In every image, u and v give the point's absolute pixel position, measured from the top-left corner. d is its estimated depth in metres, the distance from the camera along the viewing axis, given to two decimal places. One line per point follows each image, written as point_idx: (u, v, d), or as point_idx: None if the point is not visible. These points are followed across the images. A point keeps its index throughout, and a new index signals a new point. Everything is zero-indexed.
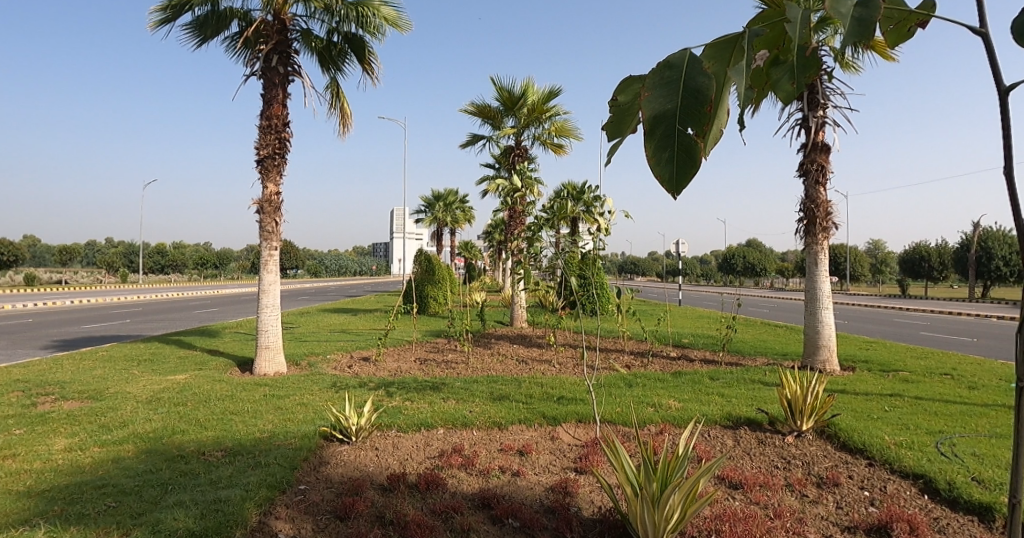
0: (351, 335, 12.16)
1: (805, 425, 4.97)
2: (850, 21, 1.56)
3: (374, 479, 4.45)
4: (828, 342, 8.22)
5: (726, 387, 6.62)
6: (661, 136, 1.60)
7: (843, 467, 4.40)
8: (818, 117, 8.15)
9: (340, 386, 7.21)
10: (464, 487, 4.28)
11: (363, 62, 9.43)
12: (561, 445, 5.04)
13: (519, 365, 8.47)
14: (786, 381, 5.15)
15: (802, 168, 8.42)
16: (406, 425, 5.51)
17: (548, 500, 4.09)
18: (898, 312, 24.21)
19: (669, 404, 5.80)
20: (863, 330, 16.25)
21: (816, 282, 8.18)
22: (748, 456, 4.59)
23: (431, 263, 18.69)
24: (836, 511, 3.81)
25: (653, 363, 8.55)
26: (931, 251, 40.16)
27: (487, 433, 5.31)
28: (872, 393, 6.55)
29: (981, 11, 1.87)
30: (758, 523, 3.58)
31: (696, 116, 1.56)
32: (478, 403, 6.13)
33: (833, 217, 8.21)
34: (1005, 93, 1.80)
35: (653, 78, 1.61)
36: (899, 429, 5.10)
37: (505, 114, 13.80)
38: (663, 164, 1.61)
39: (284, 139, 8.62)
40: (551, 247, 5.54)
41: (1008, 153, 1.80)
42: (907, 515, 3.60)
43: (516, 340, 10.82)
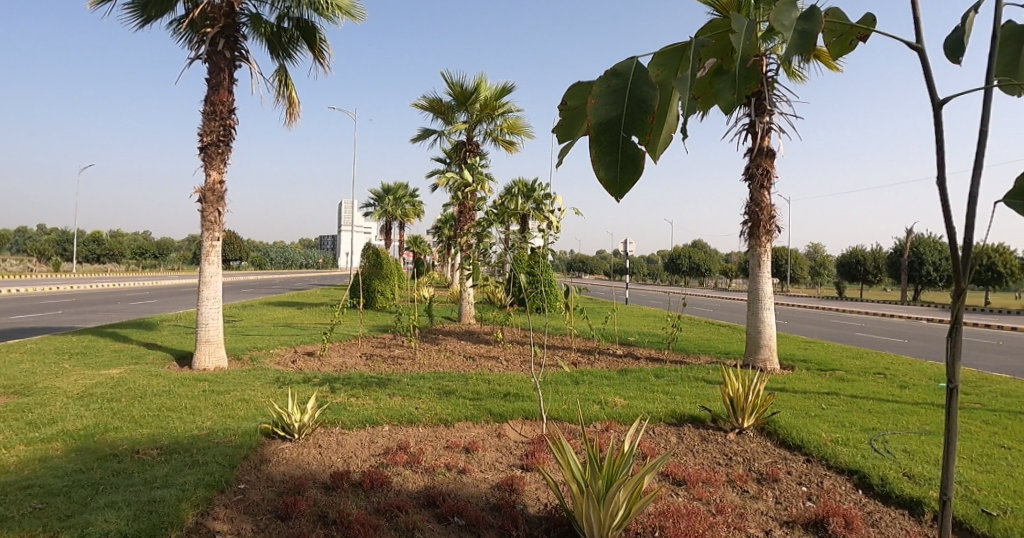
0: (295, 330, 11.86)
1: (746, 422, 5.07)
2: (794, 33, 1.74)
3: (316, 477, 4.36)
4: (768, 342, 8.45)
5: (670, 385, 6.74)
6: (610, 142, 1.88)
7: (782, 463, 4.50)
8: (764, 123, 8.33)
9: (283, 382, 7.02)
10: (409, 486, 4.22)
11: (315, 50, 9.21)
12: (507, 442, 4.97)
13: (466, 361, 8.42)
14: (728, 378, 5.23)
15: (747, 172, 8.61)
16: (351, 421, 5.37)
17: (493, 497, 4.07)
18: (834, 313, 25.22)
19: (614, 401, 5.86)
20: (803, 331, 16.89)
21: (758, 282, 8.40)
22: (691, 453, 4.63)
23: (378, 257, 18.31)
24: (775, 506, 3.93)
25: (599, 361, 8.64)
26: (866, 256, 41.90)
27: (433, 430, 5.23)
28: (810, 390, 6.79)
29: (916, 25, 2.00)
30: (700, 519, 3.68)
31: (640, 124, 1.84)
32: (425, 399, 6.06)
33: (776, 221, 8.44)
34: (938, 104, 1.94)
35: (602, 86, 1.87)
36: (835, 426, 5.28)
37: (457, 109, 13.69)
38: (611, 167, 1.91)
39: (229, 127, 8.34)
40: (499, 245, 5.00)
41: (941, 162, 1.91)
42: (842, 510, 3.76)
43: (464, 336, 10.78)
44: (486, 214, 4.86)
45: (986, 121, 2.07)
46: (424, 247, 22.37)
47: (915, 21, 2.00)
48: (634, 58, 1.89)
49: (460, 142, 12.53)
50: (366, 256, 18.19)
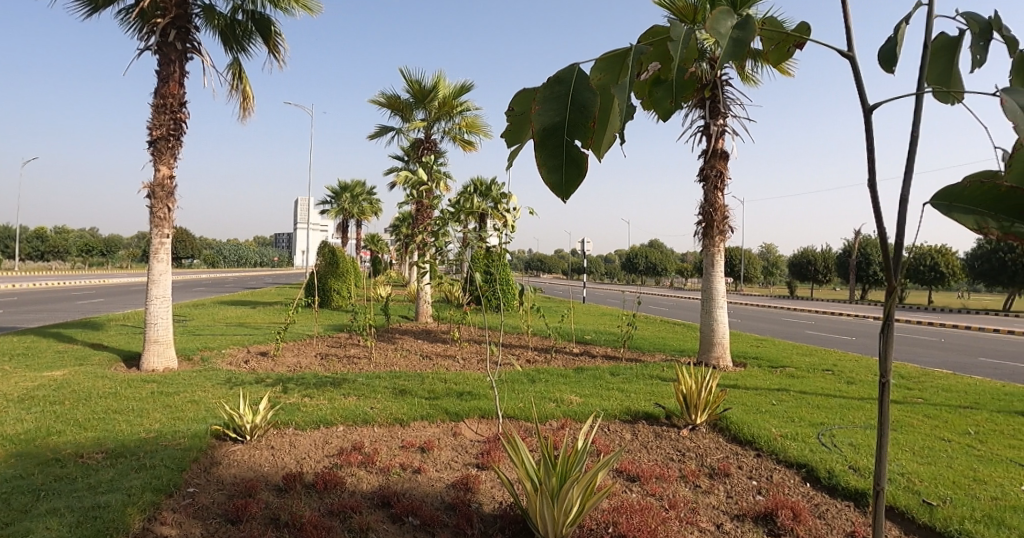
0: (248, 329, 11.59)
1: (699, 418, 5.15)
2: (728, 41, 1.75)
3: (268, 480, 4.27)
4: (721, 340, 8.63)
5: (626, 383, 6.82)
6: (552, 147, 1.90)
7: (733, 459, 4.60)
8: (718, 125, 8.51)
9: (235, 382, 6.86)
10: (363, 486, 4.16)
11: (270, 43, 9.05)
12: (463, 441, 4.95)
13: (422, 360, 8.36)
14: (681, 376, 5.30)
15: (702, 173, 8.77)
16: (304, 422, 5.27)
17: (448, 496, 4.04)
18: (784, 312, 25.95)
19: (570, 399, 5.89)
20: (754, 329, 17.35)
21: (711, 282, 8.55)
22: (644, 450, 4.69)
23: (334, 256, 18.12)
24: (726, 500, 4.01)
25: (556, 359, 8.69)
26: (816, 256, 43.17)
27: (389, 429, 5.18)
28: (761, 387, 6.96)
29: (849, 33, 2.09)
30: (653, 515, 3.73)
31: (582, 129, 1.86)
32: (380, 399, 5.99)
33: (728, 222, 8.64)
34: (868, 110, 2.03)
35: (545, 92, 1.89)
36: (784, 421, 5.42)
37: (415, 106, 13.60)
38: (553, 170, 1.92)
39: (179, 120, 8.12)
40: (457, 244, 4.81)
41: (872, 166, 1.99)
42: (790, 502, 3.86)
43: (421, 335, 10.71)
44: (442, 213, 4.78)
45: (915, 127, 2.16)
46: (381, 246, 22.18)
47: (847, 30, 2.10)
48: (576, 65, 1.93)
49: (419, 140, 12.45)
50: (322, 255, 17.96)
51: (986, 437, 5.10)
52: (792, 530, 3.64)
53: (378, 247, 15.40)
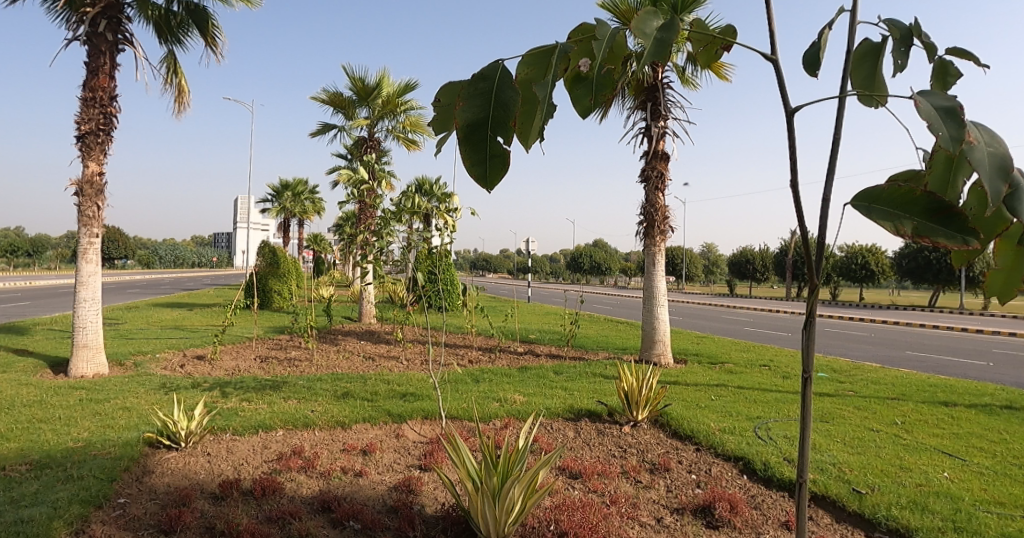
0: (184, 332, 11.21)
1: (640, 415, 5.22)
2: (652, 41, 1.75)
3: (204, 487, 4.12)
4: (663, 338, 8.80)
5: (569, 381, 6.88)
6: (476, 143, 1.85)
7: (673, 454, 4.68)
8: (659, 127, 8.67)
9: (169, 387, 6.62)
10: (303, 491, 4.06)
11: (207, 36, 8.81)
12: (406, 442, 4.90)
13: (365, 362, 8.26)
14: (623, 373, 5.36)
15: (643, 174, 8.93)
16: (242, 427, 5.12)
17: (390, 499, 3.98)
18: (722, 309, 26.81)
19: (513, 398, 5.90)
20: (695, 326, 17.86)
21: (653, 280, 8.71)
22: (587, 447, 4.73)
23: (275, 256, 17.78)
24: (666, 494, 4.07)
25: (500, 359, 8.71)
26: (754, 255, 44.67)
27: (330, 433, 5.08)
28: (700, 383, 7.12)
29: (772, 37, 2.15)
30: (594, 510, 3.76)
31: (504, 127, 1.82)
32: (322, 402, 5.88)
33: (670, 222, 8.81)
34: (789, 112, 2.08)
35: (469, 89, 1.83)
36: (722, 416, 5.55)
37: (358, 104, 13.46)
38: (476, 166, 1.87)
39: (109, 115, 7.81)
40: (401, 245, 4.77)
41: (793, 166, 2.05)
42: (727, 495, 3.94)
43: (364, 336, 10.60)
44: (385, 213, 4.73)
45: (837, 129, 2.21)
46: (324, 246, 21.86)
47: (771, 33, 2.15)
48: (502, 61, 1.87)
49: (362, 139, 12.31)
50: (262, 255, 17.58)
51: (911, 426, 5.35)
52: (729, 522, 3.72)
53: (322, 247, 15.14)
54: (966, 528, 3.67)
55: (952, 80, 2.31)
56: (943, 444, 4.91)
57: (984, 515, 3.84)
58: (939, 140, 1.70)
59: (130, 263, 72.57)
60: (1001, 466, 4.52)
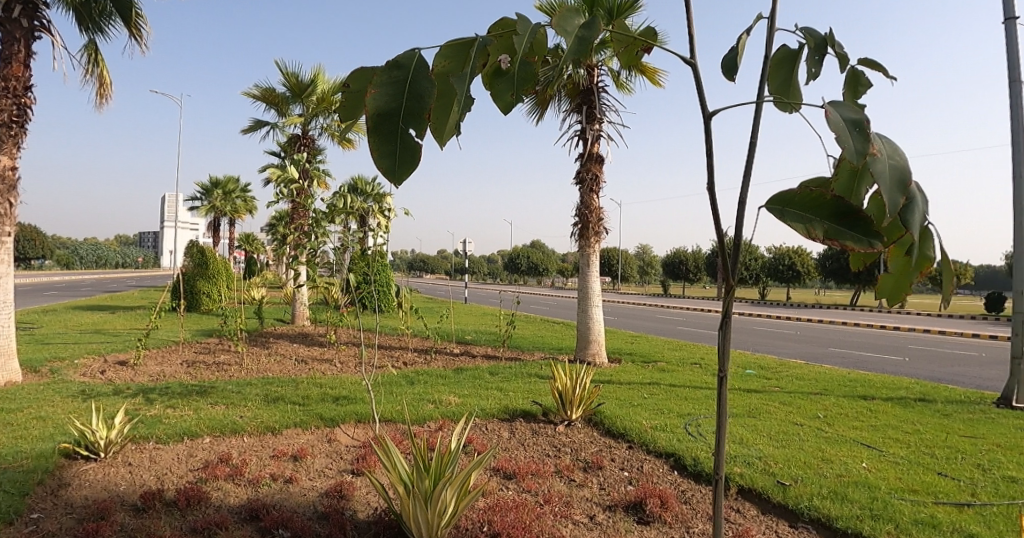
0: (105, 337, 10.72)
1: (574, 414, 5.27)
2: (574, 38, 1.73)
3: (124, 499, 3.93)
4: (597, 337, 8.93)
5: (504, 381, 6.91)
6: (385, 133, 1.78)
7: (606, 452, 4.74)
8: (594, 130, 8.84)
9: (88, 395, 6.31)
10: (230, 500, 3.93)
11: (132, 26, 8.51)
12: (338, 447, 4.82)
13: (297, 365, 8.10)
14: (557, 374, 5.38)
15: (578, 176, 9.05)
16: (166, 434, 4.92)
17: (321, 506, 3.90)
18: (656, 309, 27.60)
19: (448, 399, 5.86)
20: (630, 326, 18.31)
21: (587, 280, 8.83)
22: (521, 447, 4.74)
23: (203, 255, 17.32)
24: (599, 492, 4.12)
25: (436, 360, 8.67)
26: (687, 256, 46.06)
27: (259, 438, 4.94)
28: (634, 382, 7.26)
29: (690, 41, 2.20)
30: (528, 510, 3.77)
31: (416, 119, 1.76)
32: (251, 407, 5.72)
33: (603, 223, 8.97)
34: (707, 117, 2.14)
35: (382, 77, 1.76)
36: (654, 414, 5.66)
37: (290, 101, 13.23)
38: (384, 156, 1.80)
39: (24, 106, 7.42)
40: (335, 245, 4.72)
41: (710, 171, 2.13)
42: (658, 491, 4.01)
43: (296, 338, 10.40)
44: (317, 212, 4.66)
45: (754, 133, 2.30)
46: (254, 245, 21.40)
47: (691, 37, 2.21)
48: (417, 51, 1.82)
49: (295, 136, 12.09)
50: (189, 255, 17.10)
51: (833, 419, 5.59)
52: (659, 517, 3.78)
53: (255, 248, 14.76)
54: (882, 515, 3.84)
55: (863, 90, 2.43)
56: (862, 436, 5.15)
57: (898, 502, 4.04)
58: (846, 152, 1.77)
59: (56, 265, 68.91)
60: (914, 455, 4.78)
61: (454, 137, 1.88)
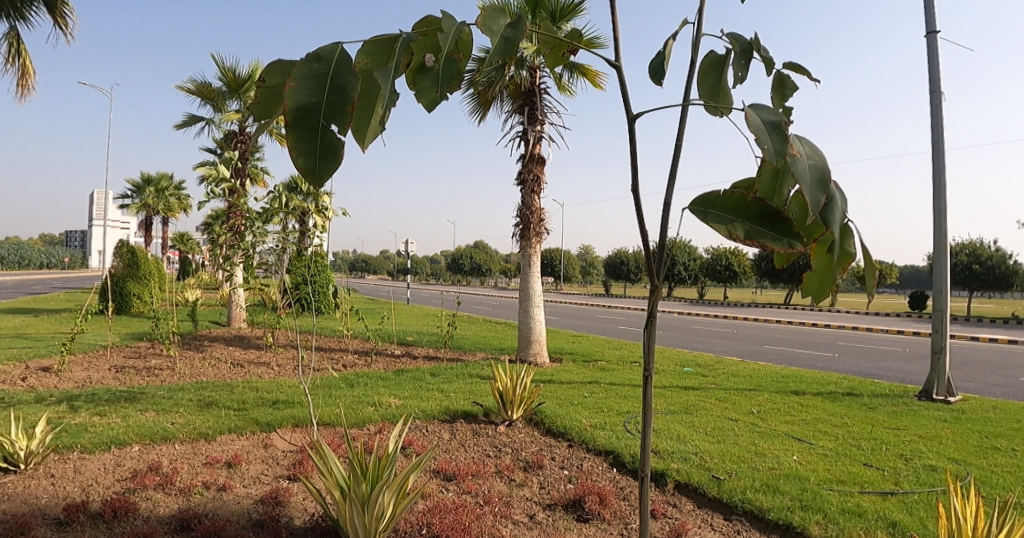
0: (26, 342, 10.19)
1: (515, 414, 5.30)
2: (500, 38, 1.76)
3: (43, 514, 3.73)
4: (538, 337, 9.01)
5: (446, 382, 6.91)
6: (306, 129, 1.67)
7: (546, 451, 4.78)
8: (535, 131, 8.92)
9: (5, 403, 5.99)
10: (160, 510, 3.78)
11: (54, 14, 8.16)
12: (275, 452, 4.73)
13: (233, 369, 7.90)
14: (498, 374, 5.40)
15: (520, 177, 9.10)
16: (92, 444, 4.72)
17: (255, 512, 3.80)
18: (598, 309, 28.11)
19: (388, 401, 5.81)
20: (573, 326, 18.61)
21: (528, 280, 8.92)
22: (462, 448, 4.75)
23: (134, 256, 16.77)
24: (539, 491, 4.16)
25: (377, 362, 8.58)
26: (629, 257, 47.11)
27: (191, 446, 4.80)
28: (575, 381, 7.36)
29: (614, 44, 2.24)
30: (468, 511, 3.76)
31: (338, 115, 1.66)
32: (182, 413, 5.55)
33: (545, 224, 9.05)
34: (631, 119, 2.20)
35: (302, 70, 1.66)
36: (594, 412, 5.75)
37: (227, 96, 12.92)
38: (305, 153, 1.70)
39: None
40: (271, 247, 4.66)
41: (634, 171, 2.16)
42: (597, 488, 4.07)
43: (232, 341, 10.14)
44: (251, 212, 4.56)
45: (680, 134, 2.35)
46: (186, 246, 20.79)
47: (614, 40, 2.26)
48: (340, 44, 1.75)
49: (232, 133, 11.81)
50: (119, 255, 16.53)
51: (766, 414, 5.79)
52: (598, 514, 3.83)
53: (190, 249, 14.33)
54: (812, 505, 3.99)
55: (789, 94, 2.50)
56: (794, 429, 5.35)
57: (827, 492, 4.20)
58: (765, 152, 1.83)
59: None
60: (841, 447, 4.99)
61: (377, 136, 1.82)
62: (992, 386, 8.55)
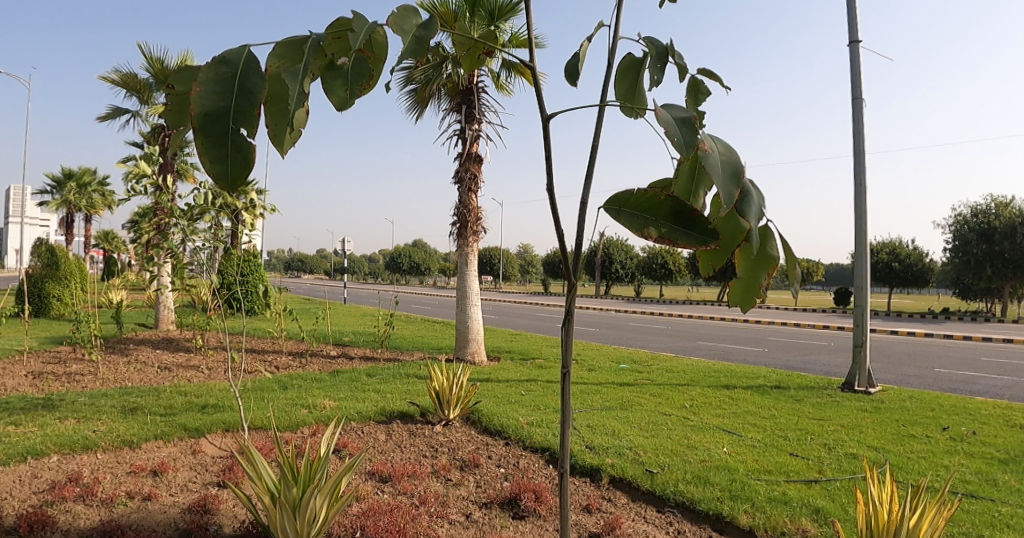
0: None
1: (451, 413, 5.32)
2: (411, 37, 1.70)
3: None
4: (476, 336, 9.06)
5: (382, 383, 6.87)
6: (214, 134, 1.51)
7: (483, 450, 4.82)
8: (473, 130, 8.93)
9: None
10: (80, 522, 3.62)
11: None
12: (203, 459, 4.62)
13: (160, 373, 7.67)
14: (434, 373, 5.39)
15: (457, 175, 9.09)
16: (6, 455, 4.47)
17: (182, 522, 3.69)
18: (533, 307, 28.51)
19: (323, 403, 5.73)
20: (512, 324, 18.83)
21: (465, 279, 8.93)
22: (398, 449, 4.74)
23: (53, 255, 16.05)
24: (475, 489, 4.19)
25: (311, 364, 8.44)
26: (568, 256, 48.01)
27: (114, 454, 4.63)
28: (512, 379, 7.43)
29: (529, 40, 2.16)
30: (403, 513, 3.74)
31: (247, 117, 1.50)
32: (104, 420, 5.34)
33: (482, 223, 9.08)
34: (546, 119, 2.15)
35: (207, 72, 1.51)
36: (531, 410, 5.82)
37: (155, 89, 12.49)
38: (215, 161, 1.52)
39: None
40: (198, 247, 4.56)
41: (549, 171, 2.09)
42: (533, 485, 4.12)
43: (160, 344, 9.82)
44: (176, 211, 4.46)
45: (597, 138, 2.30)
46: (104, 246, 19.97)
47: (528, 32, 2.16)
48: (248, 47, 1.59)
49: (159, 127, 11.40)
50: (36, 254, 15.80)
51: (698, 409, 5.97)
52: (534, 511, 3.89)
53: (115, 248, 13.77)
54: (740, 495, 4.14)
55: (703, 98, 2.52)
56: (725, 422, 5.54)
57: (755, 482, 4.37)
58: (675, 146, 1.81)
59: None
60: (769, 438, 5.20)
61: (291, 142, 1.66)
62: (908, 377, 9.07)
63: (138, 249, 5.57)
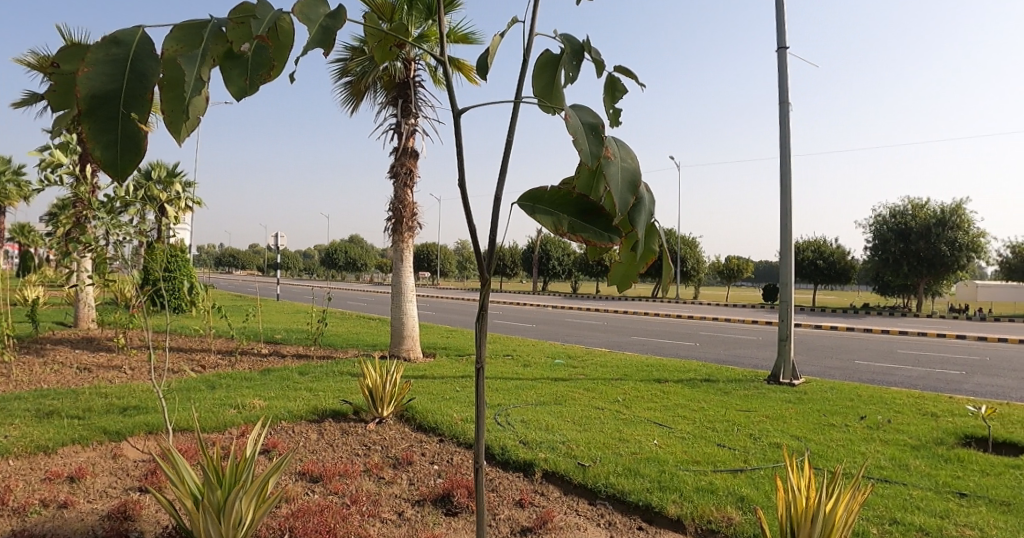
0: None
1: (385, 411, 5.34)
2: (319, 28, 1.60)
3: None
4: (410, 333, 9.05)
5: (314, 381, 6.80)
6: (101, 118, 1.27)
7: (416, 447, 4.85)
8: (409, 125, 8.86)
9: None
10: None
11: None
12: (123, 463, 4.50)
13: (78, 374, 7.36)
14: (366, 371, 5.37)
15: (393, 170, 8.97)
16: None
17: (100, 529, 3.57)
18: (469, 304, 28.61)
19: (252, 403, 5.63)
20: (449, 320, 18.90)
21: (400, 276, 8.86)
22: (330, 448, 4.72)
23: None
24: (407, 487, 4.22)
25: (241, 362, 8.25)
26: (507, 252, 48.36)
27: (27, 461, 4.44)
28: (446, 376, 7.46)
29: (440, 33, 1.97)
30: (333, 513, 3.72)
31: (142, 102, 1.28)
32: (16, 425, 5.10)
33: (416, 219, 9.03)
34: (457, 114, 2.12)
35: (95, 51, 1.28)
36: (465, 406, 5.87)
37: None
38: (100, 149, 1.28)
39: None
40: (122, 239, 4.41)
41: (460, 169, 2.08)
42: (465, 481, 4.16)
43: (79, 344, 9.42)
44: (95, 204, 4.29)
45: (512, 134, 2.29)
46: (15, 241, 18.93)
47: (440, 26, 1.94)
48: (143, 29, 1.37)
49: None
50: None
51: (630, 403, 6.14)
52: (466, 507, 3.94)
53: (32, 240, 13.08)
54: (669, 486, 4.29)
55: (621, 96, 2.55)
56: (656, 415, 5.72)
57: (683, 473, 4.53)
58: (580, 153, 1.84)
59: None
60: (697, 430, 5.39)
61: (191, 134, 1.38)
62: (829, 369, 9.55)
63: (54, 243, 5.34)
